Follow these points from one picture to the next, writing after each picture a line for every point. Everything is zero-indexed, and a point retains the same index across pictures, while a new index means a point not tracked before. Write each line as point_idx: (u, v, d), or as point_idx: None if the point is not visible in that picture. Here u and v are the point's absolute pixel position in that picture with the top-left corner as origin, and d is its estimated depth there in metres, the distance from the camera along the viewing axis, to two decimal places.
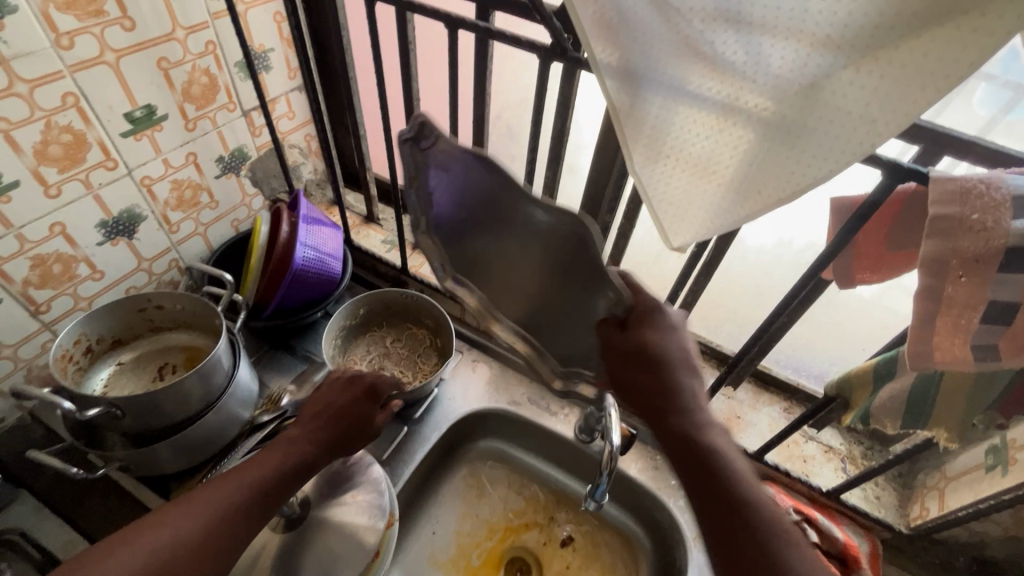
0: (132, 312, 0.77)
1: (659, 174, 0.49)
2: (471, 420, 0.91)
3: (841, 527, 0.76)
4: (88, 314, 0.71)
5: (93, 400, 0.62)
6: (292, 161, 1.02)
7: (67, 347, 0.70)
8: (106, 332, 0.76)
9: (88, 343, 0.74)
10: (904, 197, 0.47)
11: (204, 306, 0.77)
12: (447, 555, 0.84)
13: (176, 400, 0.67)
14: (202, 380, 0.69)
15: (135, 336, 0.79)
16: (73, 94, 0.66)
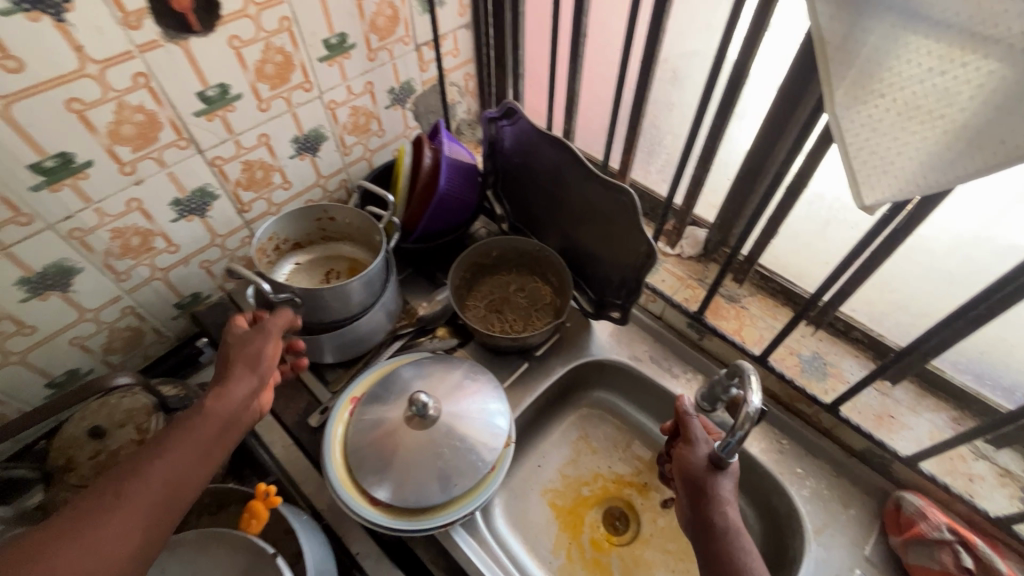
0: (310, 220, 0.89)
1: (867, 116, 0.43)
2: (590, 369, 0.92)
3: (1006, 561, 0.64)
4: (282, 216, 0.85)
5: (283, 287, 0.73)
6: (450, 98, 1.07)
7: (263, 242, 0.84)
8: (290, 235, 0.89)
9: (277, 242, 0.88)
10: None
11: (370, 222, 0.87)
12: (553, 488, 0.87)
13: (341, 299, 0.77)
14: (363, 287, 0.78)
15: (310, 242, 0.93)
16: (287, 19, 0.74)
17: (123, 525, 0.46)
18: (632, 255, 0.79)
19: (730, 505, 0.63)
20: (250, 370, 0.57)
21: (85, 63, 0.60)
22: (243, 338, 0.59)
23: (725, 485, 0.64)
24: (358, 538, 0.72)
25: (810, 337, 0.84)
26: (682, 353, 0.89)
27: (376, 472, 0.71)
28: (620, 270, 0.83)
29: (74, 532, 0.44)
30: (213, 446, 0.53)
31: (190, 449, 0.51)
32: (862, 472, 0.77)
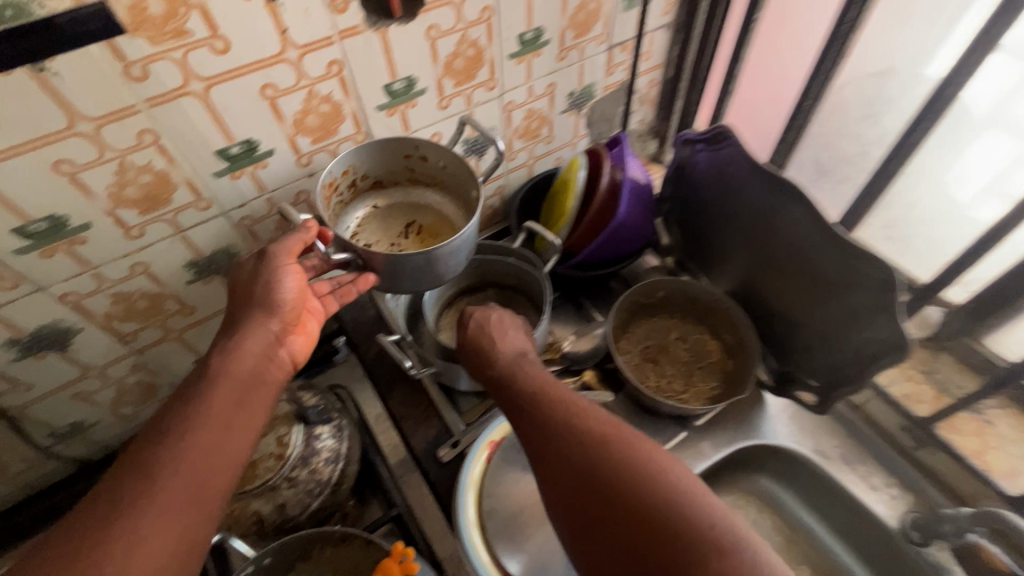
0: (398, 159, 0.71)
1: None
2: (758, 453, 0.76)
3: None
4: (358, 147, 0.66)
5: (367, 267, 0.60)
6: (630, 107, 0.94)
7: (335, 176, 0.67)
8: (370, 172, 0.72)
9: (354, 177, 0.70)
10: None
11: (465, 169, 0.68)
12: None
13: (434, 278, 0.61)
14: (457, 257, 0.61)
15: (392, 182, 0.75)
16: (489, 9, 0.65)
17: (165, 506, 0.41)
18: (867, 340, 0.61)
19: (504, 353, 0.56)
20: (267, 318, 0.54)
21: (286, 48, 0.55)
22: (256, 282, 0.55)
23: (511, 343, 0.57)
24: None
25: None
26: (888, 461, 0.71)
27: (507, 547, 0.63)
28: (833, 350, 0.66)
29: (102, 529, 0.38)
30: (244, 405, 0.49)
31: (220, 409, 0.47)
32: None
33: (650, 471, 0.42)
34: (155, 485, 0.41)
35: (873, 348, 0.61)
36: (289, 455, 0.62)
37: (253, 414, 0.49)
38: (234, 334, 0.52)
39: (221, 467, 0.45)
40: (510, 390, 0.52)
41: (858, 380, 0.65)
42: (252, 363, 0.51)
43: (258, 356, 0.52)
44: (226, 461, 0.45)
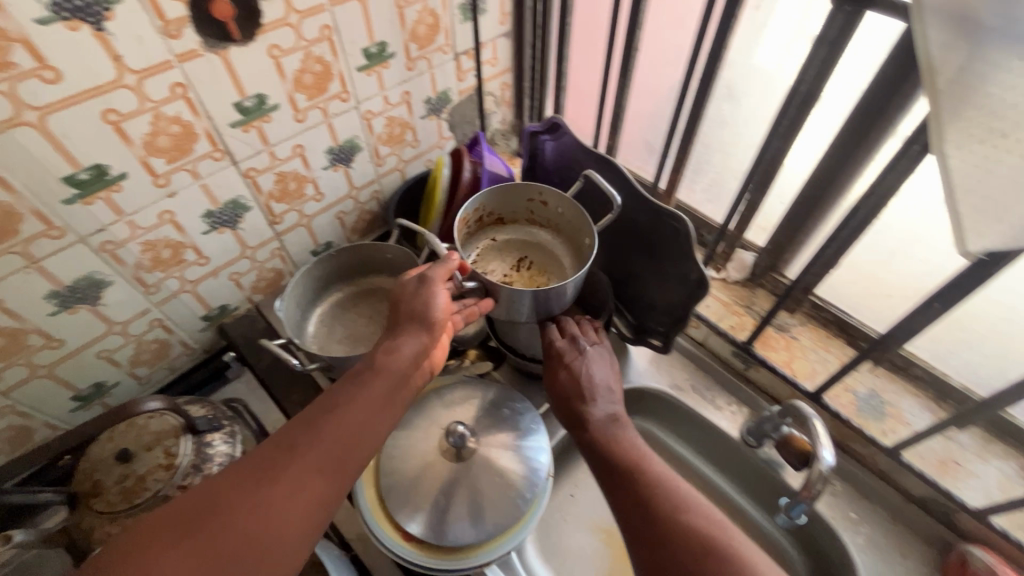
0: (522, 202, 0.84)
1: (981, 156, 0.39)
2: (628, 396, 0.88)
3: None
4: (486, 192, 0.81)
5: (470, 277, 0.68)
6: (487, 109, 1.04)
7: (468, 214, 0.82)
8: (497, 210, 0.86)
9: (481, 213, 0.85)
10: None
11: (580, 218, 0.78)
12: (604, 526, 0.85)
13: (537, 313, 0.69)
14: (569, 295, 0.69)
15: (513, 220, 0.88)
16: (328, 27, 0.71)
17: (294, 472, 0.47)
18: (685, 284, 0.74)
19: (595, 412, 0.66)
20: (418, 332, 0.60)
21: (123, 73, 0.58)
22: (407, 301, 0.62)
23: (600, 403, 0.67)
24: (388, 569, 0.69)
25: (868, 374, 0.79)
26: (726, 383, 0.85)
27: (406, 505, 0.67)
28: (664, 296, 0.79)
29: (254, 487, 0.45)
30: (388, 403, 0.54)
31: (370, 403, 0.53)
32: (923, 522, 0.72)
33: (661, 488, 0.54)
34: (292, 456, 0.48)
35: (690, 288, 0.73)
36: (179, 463, 0.63)
37: (394, 412, 0.54)
38: (396, 338, 0.59)
39: (357, 451, 0.50)
40: (601, 449, 0.61)
41: (684, 319, 0.77)
42: (400, 366, 0.56)
43: (407, 362, 0.57)
44: (358, 455, 0.50)
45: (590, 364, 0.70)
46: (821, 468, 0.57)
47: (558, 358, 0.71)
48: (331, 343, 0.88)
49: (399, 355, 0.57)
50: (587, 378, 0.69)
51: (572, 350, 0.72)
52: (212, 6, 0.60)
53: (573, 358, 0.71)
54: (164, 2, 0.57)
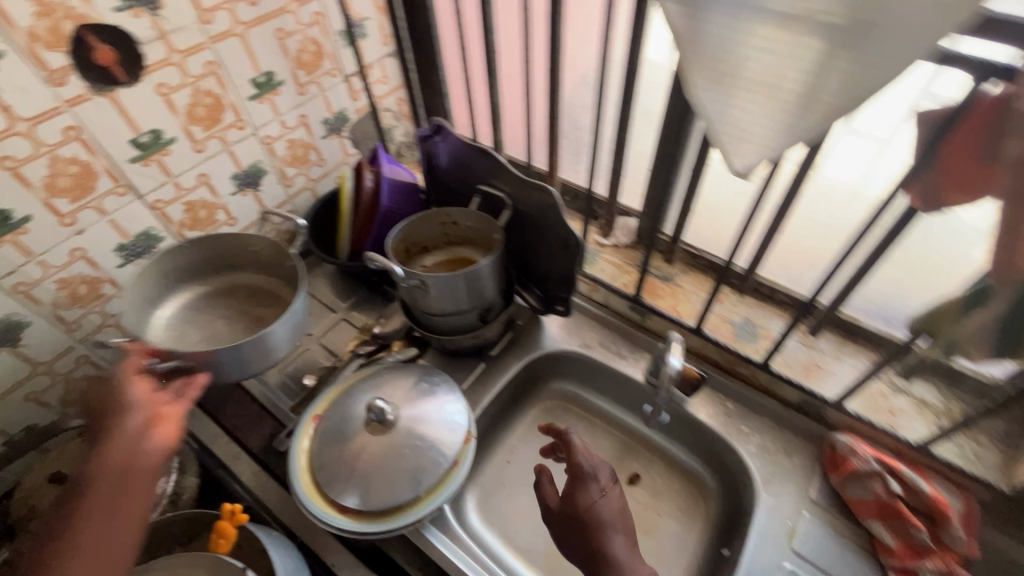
0: (436, 224, 0.93)
1: (722, 93, 0.49)
2: (545, 360, 0.97)
3: (931, 482, 0.72)
4: (410, 219, 0.90)
5: (411, 273, 0.77)
6: (386, 123, 1.12)
7: (395, 242, 0.90)
8: (418, 239, 0.94)
9: (407, 243, 0.93)
10: (998, 104, 0.41)
11: (492, 224, 0.89)
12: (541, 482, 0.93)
13: (456, 297, 0.81)
14: (487, 279, 0.82)
15: (438, 247, 0.97)
16: (213, 62, 0.78)
17: None
18: (568, 247, 0.83)
19: (613, 549, 0.63)
20: (131, 421, 0.57)
21: (14, 122, 0.63)
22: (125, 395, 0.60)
23: (617, 541, 0.64)
24: (335, 551, 0.74)
25: (741, 304, 0.90)
26: (628, 335, 0.95)
27: (343, 479, 0.73)
28: (556, 263, 0.88)
29: None
30: (120, 508, 0.52)
31: (93, 520, 0.50)
32: (800, 422, 0.83)
33: None
34: None
35: (573, 249, 0.83)
36: None
37: (137, 507, 0.53)
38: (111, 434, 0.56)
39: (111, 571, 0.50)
40: None
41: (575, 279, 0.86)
42: (123, 454, 0.55)
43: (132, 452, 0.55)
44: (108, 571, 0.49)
45: (607, 496, 0.68)
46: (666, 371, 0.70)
47: (581, 489, 0.69)
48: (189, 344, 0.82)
49: (107, 458, 0.54)
50: (612, 513, 0.67)
51: (600, 479, 0.70)
52: (94, 53, 0.66)
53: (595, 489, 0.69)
54: (46, 55, 0.63)
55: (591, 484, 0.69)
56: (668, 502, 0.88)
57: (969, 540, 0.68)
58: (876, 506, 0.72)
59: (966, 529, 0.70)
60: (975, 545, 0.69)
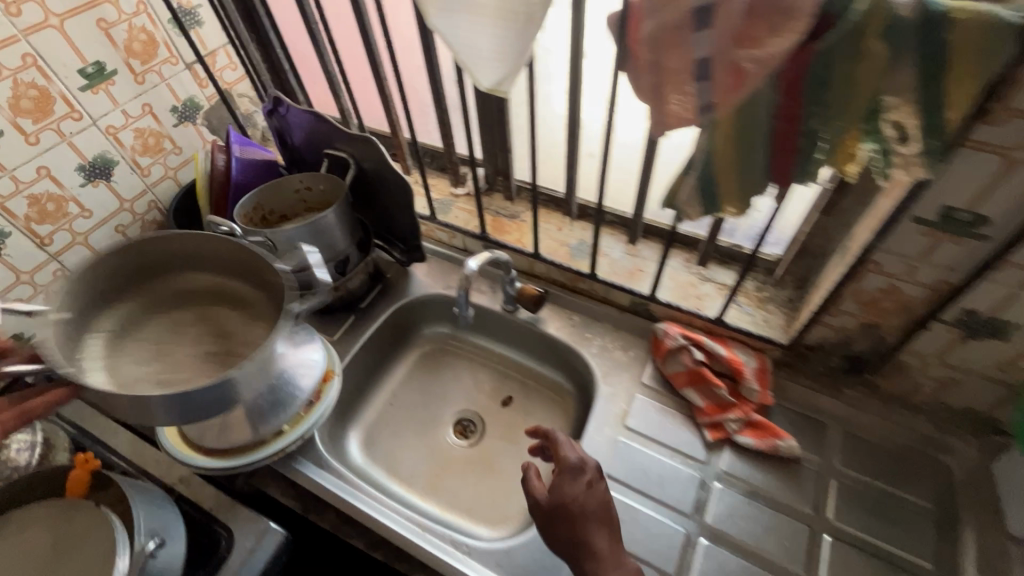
0: (289, 192, 0.98)
1: (451, 18, 0.58)
2: (414, 306, 1.04)
3: (728, 348, 0.85)
4: (259, 188, 0.95)
5: (253, 230, 0.83)
6: (244, 109, 1.17)
7: (247, 211, 0.95)
8: (274, 208, 0.99)
9: (263, 212, 0.98)
10: (638, 10, 0.48)
11: (338, 183, 0.95)
12: (423, 417, 1.01)
13: (306, 250, 0.87)
14: (334, 230, 0.89)
15: (297, 215, 1.02)
16: (31, 55, 0.81)
17: None
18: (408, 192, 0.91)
19: (597, 545, 0.63)
20: None
21: None
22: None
23: (599, 536, 0.64)
24: (211, 496, 0.78)
25: (577, 228, 1.00)
26: (485, 271, 1.04)
27: (211, 431, 0.78)
28: (405, 211, 0.96)
29: None
30: None
31: None
32: (633, 321, 0.94)
33: None
34: None
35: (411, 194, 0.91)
36: None
37: None
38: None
39: None
40: None
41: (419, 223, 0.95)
42: None
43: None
44: None
45: (594, 488, 0.66)
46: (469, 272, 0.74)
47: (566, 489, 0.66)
48: (131, 377, 0.67)
49: None
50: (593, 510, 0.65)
51: (586, 471, 0.68)
52: None
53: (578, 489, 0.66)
54: None
55: (577, 476, 0.67)
56: (534, 412, 0.99)
57: (759, 389, 0.81)
58: (687, 376, 0.84)
59: (760, 381, 0.83)
60: (766, 391, 0.81)
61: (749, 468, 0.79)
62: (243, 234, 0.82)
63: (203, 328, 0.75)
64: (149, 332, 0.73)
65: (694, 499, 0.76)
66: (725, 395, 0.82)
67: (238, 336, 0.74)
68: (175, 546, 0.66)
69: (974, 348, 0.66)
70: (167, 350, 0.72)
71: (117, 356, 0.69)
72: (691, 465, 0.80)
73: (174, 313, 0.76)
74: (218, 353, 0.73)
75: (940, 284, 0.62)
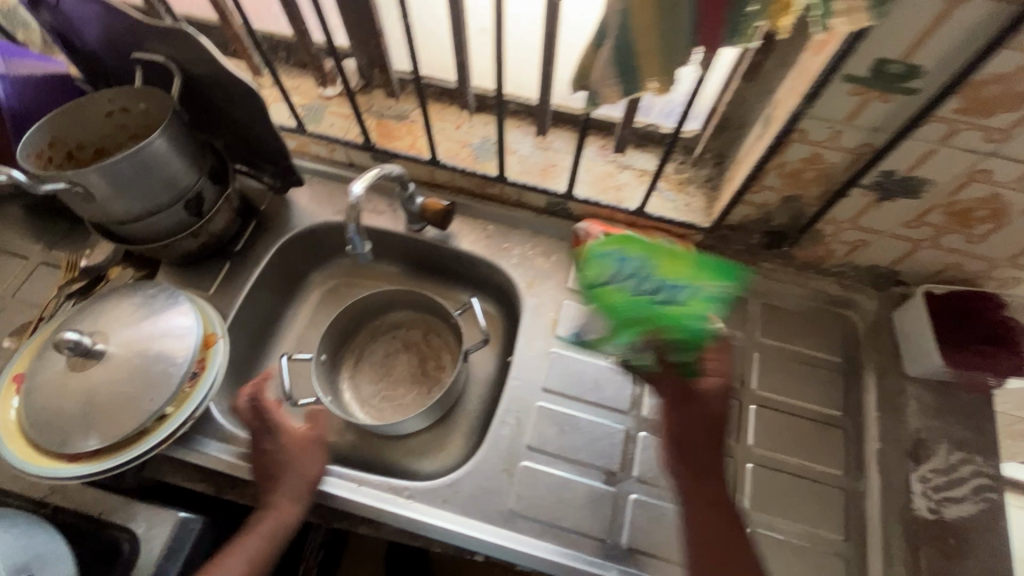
0: (95, 116, 0.74)
1: None
2: (303, 241, 0.89)
3: (652, 240, 0.80)
4: (49, 116, 0.71)
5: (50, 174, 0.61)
6: None
7: (42, 147, 0.71)
8: (82, 140, 0.76)
9: (68, 147, 0.75)
10: None
11: (162, 99, 0.73)
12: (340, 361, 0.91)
13: (138, 192, 0.68)
14: (169, 162, 0.69)
15: (116, 146, 0.79)
16: None
17: None
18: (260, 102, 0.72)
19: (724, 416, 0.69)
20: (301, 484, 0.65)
21: None
22: (289, 451, 0.66)
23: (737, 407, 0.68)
24: (96, 500, 0.67)
25: (478, 124, 0.87)
26: (379, 187, 0.89)
27: (136, 409, 0.63)
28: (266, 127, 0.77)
29: None
30: None
31: None
32: (551, 223, 0.87)
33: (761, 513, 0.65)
34: None
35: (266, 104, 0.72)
36: None
37: None
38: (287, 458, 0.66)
39: None
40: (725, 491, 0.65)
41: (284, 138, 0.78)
42: None
43: (286, 508, 0.63)
44: None
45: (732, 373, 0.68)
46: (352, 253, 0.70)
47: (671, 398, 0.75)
48: (370, 395, 0.89)
49: None
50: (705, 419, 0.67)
51: None
52: None
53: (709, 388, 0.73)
54: None
55: None
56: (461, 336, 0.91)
57: (685, 277, 0.79)
58: (613, 275, 0.79)
59: (684, 269, 0.81)
60: (693, 279, 0.79)
61: (679, 355, 0.79)
62: (35, 185, 0.61)
63: (415, 355, 0.92)
64: (377, 351, 0.92)
65: (629, 396, 0.76)
66: (653, 288, 0.78)
67: (435, 354, 0.91)
68: (58, 558, 0.57)
69: (886, 208, 0.66)
70: (387, 370, 0.91)
71: (358, 381, 0.90)
72: (624, 362, 0.78)
73: (398, 332, 0.93)
74: (426, 376, 0.90)
75: (862, 148, 0.59)
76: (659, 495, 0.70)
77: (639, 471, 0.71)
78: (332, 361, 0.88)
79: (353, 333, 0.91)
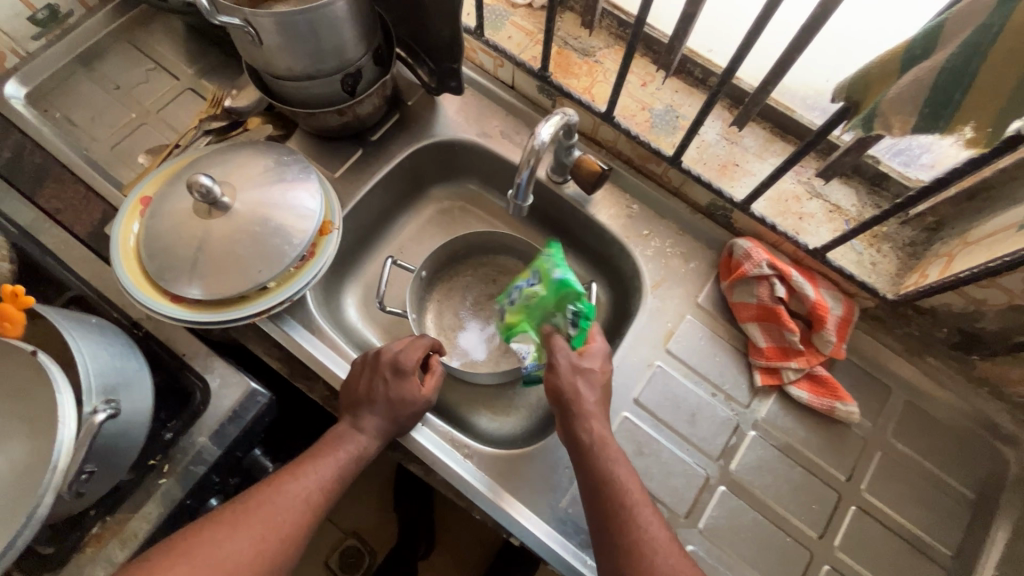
0: None
1: None
2: (439, 152, 0.83)
3: (817, 288, 0.68)
4: None
5: (232, 8, 0.57)
6: None
7: None
8: None
9: None
10: None
11: None
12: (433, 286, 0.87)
13: (304, 54, 0.63)
14: (343, 31, 0.63)
15: None
16: None
17: None
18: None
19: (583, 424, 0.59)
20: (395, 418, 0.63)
21: None
22: (396, 388, 0.62)
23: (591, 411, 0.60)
24: (185, 341, 0.68)
25: (667, 90, 0.76)
26: (534, 123, 0.81)
27: (243, 272, 0.62)
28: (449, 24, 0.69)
29: None
30: None
31: None
32: (705, 228, 0.76)
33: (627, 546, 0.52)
34: None
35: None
36: None
37: None
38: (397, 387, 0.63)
39: None
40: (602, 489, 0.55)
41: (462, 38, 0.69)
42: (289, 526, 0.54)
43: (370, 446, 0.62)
44: None
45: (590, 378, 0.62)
46: (511, 206, 0.66)
47: (585, 368, 0.62)
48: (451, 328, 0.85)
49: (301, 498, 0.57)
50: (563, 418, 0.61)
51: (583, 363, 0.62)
52: None
53: (592, 372, 0.62)
54: None
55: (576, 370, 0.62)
56: None
57: (837, 343, 0.67)
58: (757, 311, 0.70)
59: (839, 333, 0.69)
60: (845, 347, 0.68)
61: (792, 420, 0.70)
62: (213, 14, 0.56)
63: None
64: (473, 289, 0.87)
65: (723, 443, 0.68)
66: (796, 342, 0.68)
67: None
68: (140, 391, 0.58)
69: None
70: (475, 311, 0.86)
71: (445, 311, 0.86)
72: (728, 406, 0.70)
73: (500, 279, 0.87)
74: None
75: None
76: (718, 556, 0.64)
77: (705, 521, 0.65)
78: (428, 284, 0.85)
79: (456, 262, 0.86)
